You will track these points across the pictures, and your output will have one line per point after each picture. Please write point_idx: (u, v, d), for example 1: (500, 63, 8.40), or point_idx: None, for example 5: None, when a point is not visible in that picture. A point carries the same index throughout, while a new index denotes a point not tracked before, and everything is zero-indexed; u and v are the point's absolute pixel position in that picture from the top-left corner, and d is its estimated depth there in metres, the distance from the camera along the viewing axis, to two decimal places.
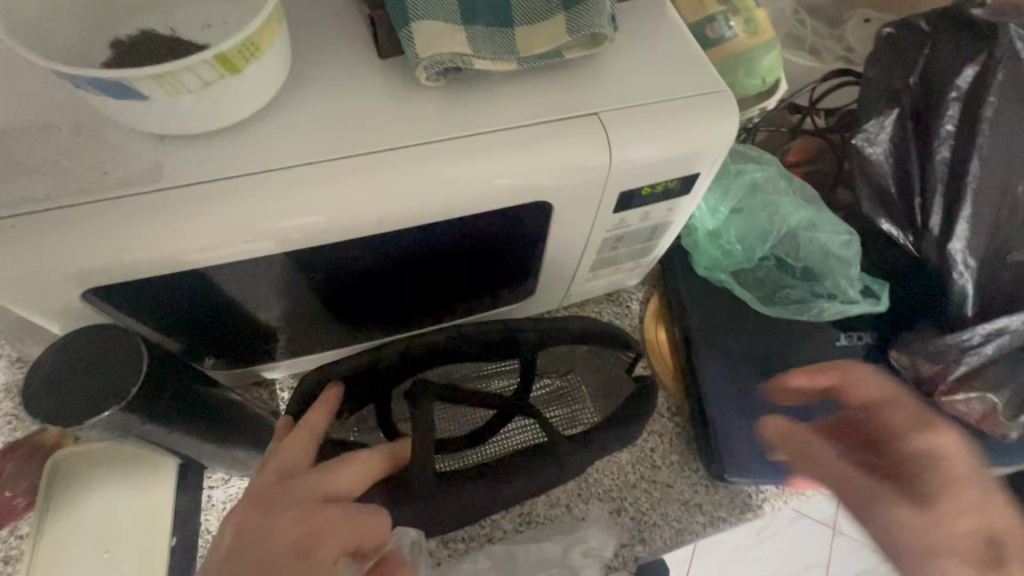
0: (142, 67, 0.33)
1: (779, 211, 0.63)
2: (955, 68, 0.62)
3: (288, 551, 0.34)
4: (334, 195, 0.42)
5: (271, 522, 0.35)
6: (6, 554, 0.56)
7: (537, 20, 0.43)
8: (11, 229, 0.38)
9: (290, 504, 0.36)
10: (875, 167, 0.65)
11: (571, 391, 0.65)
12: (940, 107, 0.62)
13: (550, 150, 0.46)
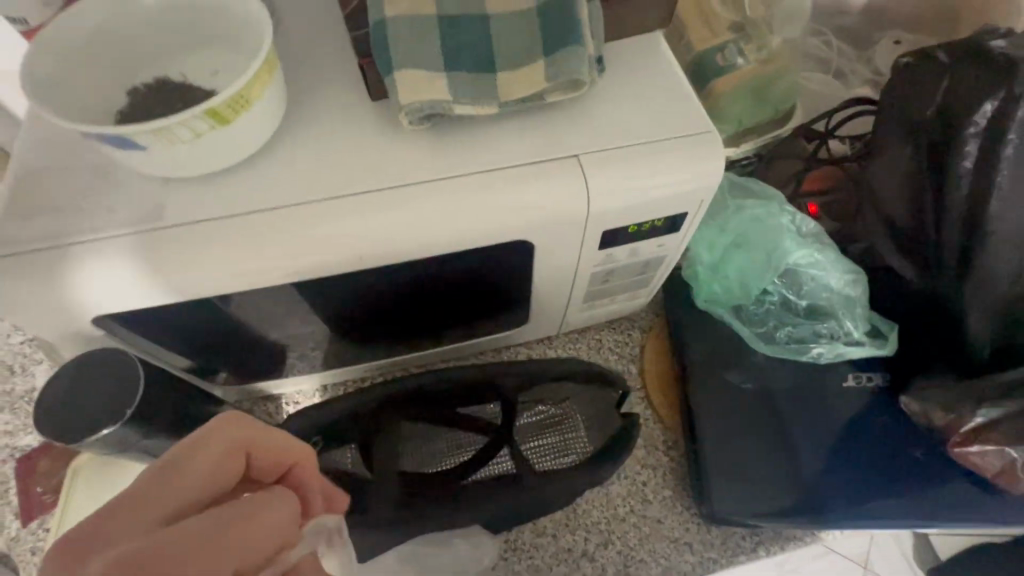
0: (140, 123, 0.37)
1: (783, 247, 0.61)
2: (979, 103, 0.57)
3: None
4: (322, 235, 0.45)
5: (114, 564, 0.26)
6: (36, 544, 0.62)
7: (518, 66, 0.44)
8: (31, 262, 0.43)
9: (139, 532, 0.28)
10: (886, 203, 0.64)
11: (565, 420, 0.66)
12: (961, 143, 0.57)
13: (531, 191, 0.47)
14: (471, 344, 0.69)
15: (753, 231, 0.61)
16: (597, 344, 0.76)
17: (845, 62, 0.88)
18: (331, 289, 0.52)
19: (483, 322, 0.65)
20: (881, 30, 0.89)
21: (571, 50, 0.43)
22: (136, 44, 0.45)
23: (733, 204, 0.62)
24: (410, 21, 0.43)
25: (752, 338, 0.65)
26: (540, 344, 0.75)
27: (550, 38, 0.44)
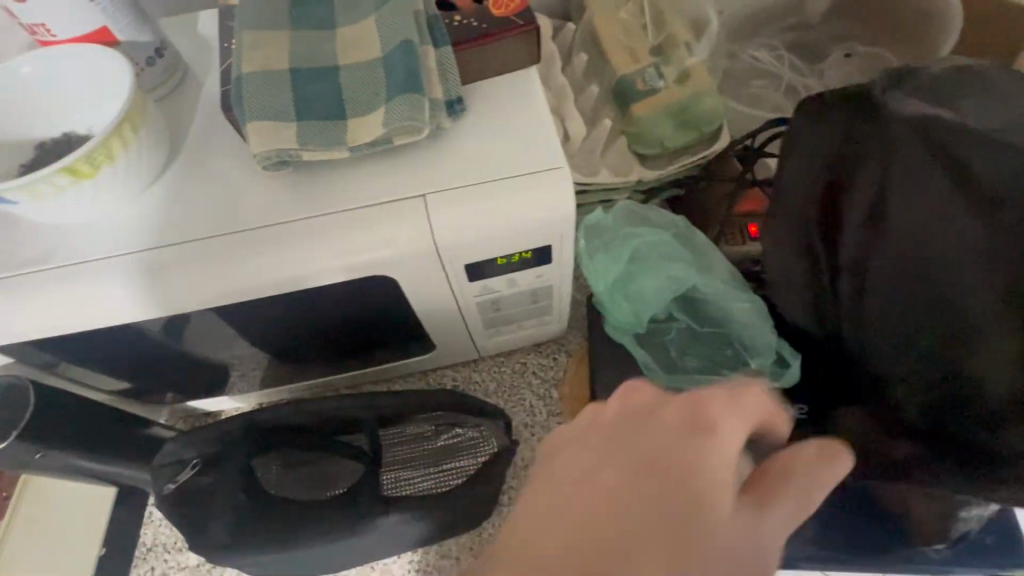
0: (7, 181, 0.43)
1: (674, 273, 0.59)
2: (877, 151, 0.45)
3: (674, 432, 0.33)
4: (188, 276, 0.48)
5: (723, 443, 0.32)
6: None
7: (364, 111, 0.46)
8: None
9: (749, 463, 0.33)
10: (784, 263, 0.54)
11: (475, 440, 0.60)
12: (855, 206, 0.46)
13: (387, 228, 0.49)
14: (390, 367, 0.71)
15: (644, 259, 0.60)
16: (522, 368, 0.75)
17: (796, 76, 0.84)
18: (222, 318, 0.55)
19: (394, 346, 0.67)
20: (834, 43, 0.85)
21: (411, 97, 0.45)
22: (39, 106, 0.49)
23: (624, 232, 0.61)
24: (265, 75, 0.47)
25: (652, 364, 0.63)
26: (467, 366, 0.76)
27: (393, 87, 0.46)
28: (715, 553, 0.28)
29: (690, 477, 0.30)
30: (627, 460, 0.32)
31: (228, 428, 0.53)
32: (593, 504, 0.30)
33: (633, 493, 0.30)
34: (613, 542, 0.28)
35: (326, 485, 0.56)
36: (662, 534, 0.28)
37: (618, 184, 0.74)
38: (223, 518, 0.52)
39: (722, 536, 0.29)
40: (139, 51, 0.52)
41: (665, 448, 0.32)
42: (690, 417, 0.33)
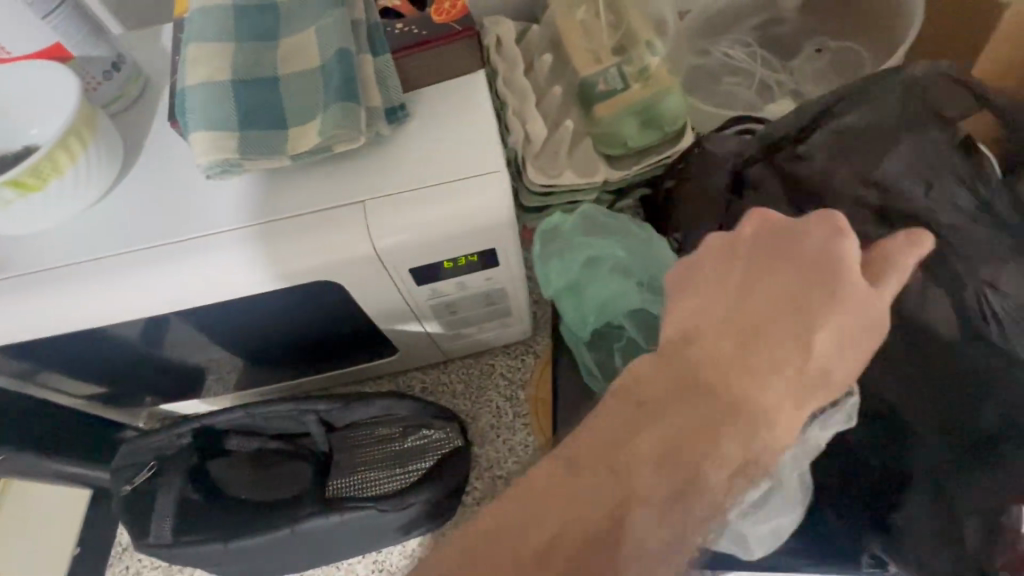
0: None
1: (623, 282, 0.60)
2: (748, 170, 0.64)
3: (773, 272, 0.37)
4: (134, 283, 0.49)
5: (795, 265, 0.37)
6: None
7: (304, 121, 0.48)
8: None
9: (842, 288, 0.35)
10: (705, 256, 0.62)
11: (430, 445, 0.59)
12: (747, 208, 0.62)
13: (328, 234, 0.49)
14: (344, 372, 0.70)
15: (594, 266, 0.61)
16: (490, 370, 0.74)
17: (769, 72, 0.83)
18: (184, 326, 0.56)
19: (357, 352, 0.67)
20: (806, 38, 0.84)
21: (348, 105, 0.46)
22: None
23: (578, 239, 0.62)
24: (209, 87, 0.48)
25: (594, 371, 0.63)
26: (436, 368, 0.75)
27: (331, 95, 0.47)
28: (866, 329, 0.35)
29: (842, 277, 0.35)
30: (787, 270, 0.36)
31: (183, 431, 0.56)
32: (755, 316, 0.35)
33: (790, 301, 0.35)
34: (783, 346, 0.34)
35: (277, 492, 0.57)
36: (818, 333, 0.35)
37: (584, 185, 0.73)
38: (167, 517, 0.54)
39: (866, 317, 0.35)
40: (94, 67, 0.53)
41: (814, 253, 0.36)
42: (830, 226, 0.37)
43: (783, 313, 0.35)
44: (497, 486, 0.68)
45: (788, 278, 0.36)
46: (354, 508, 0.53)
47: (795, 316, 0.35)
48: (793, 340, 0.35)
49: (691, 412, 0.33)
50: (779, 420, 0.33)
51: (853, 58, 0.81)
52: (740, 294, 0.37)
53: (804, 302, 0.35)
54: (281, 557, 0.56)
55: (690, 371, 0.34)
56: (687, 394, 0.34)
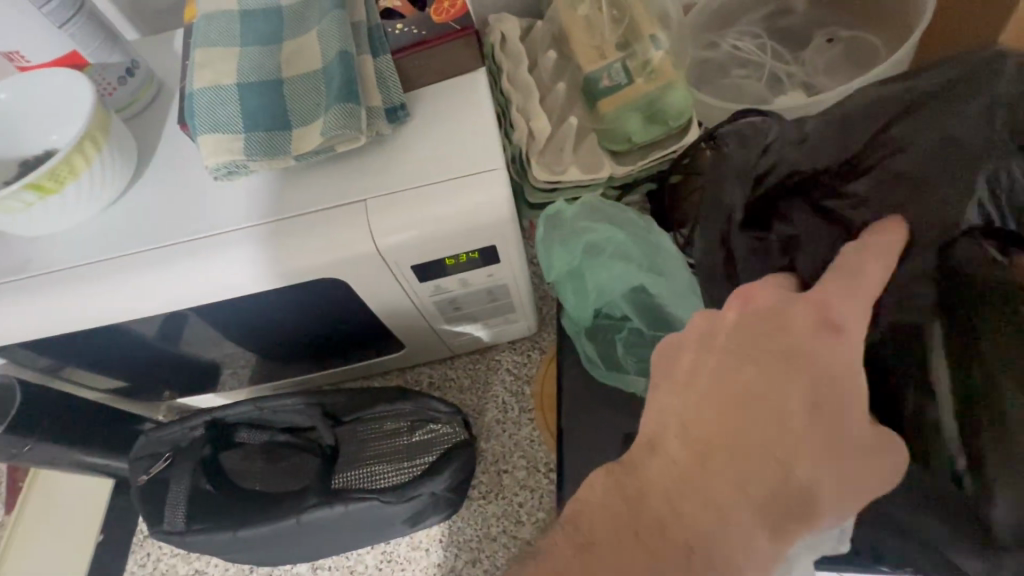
0: None
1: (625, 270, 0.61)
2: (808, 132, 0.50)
3: (751, 358, 0.34)
4: (147, 282, 0.51)
5: (777, 347, 0.34)
6: None
7: (306, 123, 0.49)
8: None
9: (819, 385, 0.32)
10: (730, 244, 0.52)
11: (434, 441, 0.59)
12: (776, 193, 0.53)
13: (331, 232, 0.50)
14: (354, 367, 0.71)
15: (595, 253, 0.62)
16: (495, 365, 0.75)
17: (779, 64, 0.82)
18: (197, 323, 0.58)
19: (365, 348, 0.68)
20: (817, 28, 0.83)
21: (348, 106, 0.47)
22: (17, 126, 0.53)
23: (579, 226, 0.63)
24: (215, 91, 0.50)
25: (597, 360, 0.64)
26: (443, 363, 0.76)
27: (332, 96, 0.48)
28: (851, 446, 0.32)
29: (824, 383, 0.32)
30: (767, 368, 0.33)
31: (197, 423, 0.59)
32: (724, 432, 0.33)
33: (764, 410, 0.32)
34: (756, 468, 0.32)
35: (287, 485, 0.58)
36: (795, 453, 0.32)
37: (588, 181, 0.73)
38: (180, 505, 0.56)
39: (848, 427, 0.32)
40: (109, 72, 0.55)
41: (796, 348, 0.33)
42: (822, 316, 0.34)
43: (760, 409, 0.32)
44: (502, 479, 0.69)
45: (773, 368, 0.33)
46: (356, 499, 0.55)
47: (770, 417, 0.32)
48: (767, 445, 0.32)
49: (644, 542, 0.31)
50: (747, 554, 0.31)
51: (866, 47, 0.79)
52: (714, 389, 0.34)
53: (780, 400, 0.32)
54: (292, 544, 0.58)
55: (645, 493, 0.32)
56: (640, 522, 0.32)
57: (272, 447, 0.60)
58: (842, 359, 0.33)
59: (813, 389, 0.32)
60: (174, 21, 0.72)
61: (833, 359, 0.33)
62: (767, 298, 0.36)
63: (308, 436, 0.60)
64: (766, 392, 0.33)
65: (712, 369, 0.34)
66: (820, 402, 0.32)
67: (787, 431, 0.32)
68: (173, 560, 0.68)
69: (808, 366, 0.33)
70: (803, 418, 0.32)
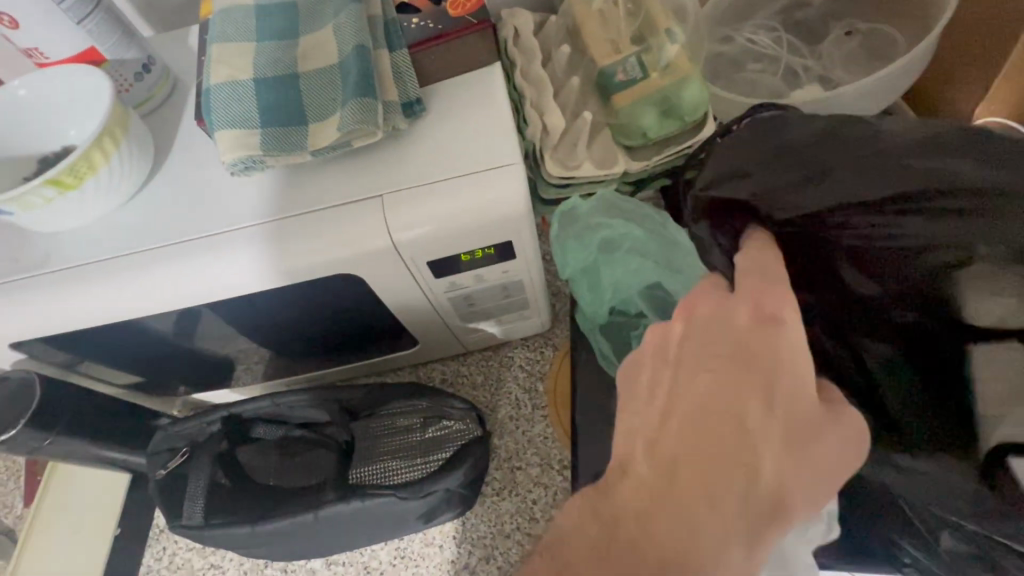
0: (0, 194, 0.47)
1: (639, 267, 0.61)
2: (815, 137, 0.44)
3: (701, 361, 0.34)
4: (164, 278, 0.51)
5: (722, 343, 0.35)
6: (13, 523, 0.72)
7: (323, 118, 0.49)
8: None
9: (772, 373, 0.33)
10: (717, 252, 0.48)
11: (443, 438, 0.59)
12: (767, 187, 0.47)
13: (347, 228, 0.50)
14: (365, 364, 0.72)
15: (609, 249, 0.62)
16: (508, 362, 0.75)
17: (796, 57, 0.81)
18: (214, 318, 0.58)
19: (378, 344, 0.68)
20: (834, 21, 0.81)
21: (365, 101, 0.47)
22: (34, 122, 0.54)
23: (593, 222, 0.62)
24: (231, 86, 0.50)
25: (611, 356, 0.65)
26: (456, 359, 0.76)
27: (348, 91, 0.48)
28: (809, 431, 0.32)
29: (771, 371, 0.33)
30: (719, 369, 0.34)
31: (213, 418, 0.59)
32: (683, 434, 0.32)
33: (724, 409, 0.32)
34: (721, 469, 0.30)
35: (299, 481, 0.58)
36: (756, 448, 0.31)
37: (601, 177, 0.73)
38: (199, 499, 0.57)
39: (806, 413, 0.32)
40: (126, 69, 0.55)
41: (740, 345, 0.34)
42: (757, 311, 0.35)
43: (720, 408, 0.32)
44: (516, 476, 0.69)
45: (724, 367, 0.34)
46: (373, 495, 0.55)
47: (731, 414, 0.32)
48: (731, 443, 0.31)
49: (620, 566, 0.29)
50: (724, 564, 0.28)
51: (885, 39, 0.78)
52: (671, 397, 0.34)
53: (739, 396, 0.32)
54: (306, 539, 0.58)
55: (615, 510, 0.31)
56: (613, 544, 0.29)
57: (282, 443, 0.60)
58: (782, 344, 0.34)
59: (766, 378, 0.33)
60: (192, 18, 0.72)
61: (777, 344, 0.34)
62: (707, 302, 0.37)
63: (312, 435, 0.60)
64: (723, 392, 0.33)
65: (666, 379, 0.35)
66: (776, 391, 0.32)
67: (748, 424, 0.31)
68: (189, 553, 0.69)
69: (758, 358, 0.33)
70: (763, 410, 0.32)
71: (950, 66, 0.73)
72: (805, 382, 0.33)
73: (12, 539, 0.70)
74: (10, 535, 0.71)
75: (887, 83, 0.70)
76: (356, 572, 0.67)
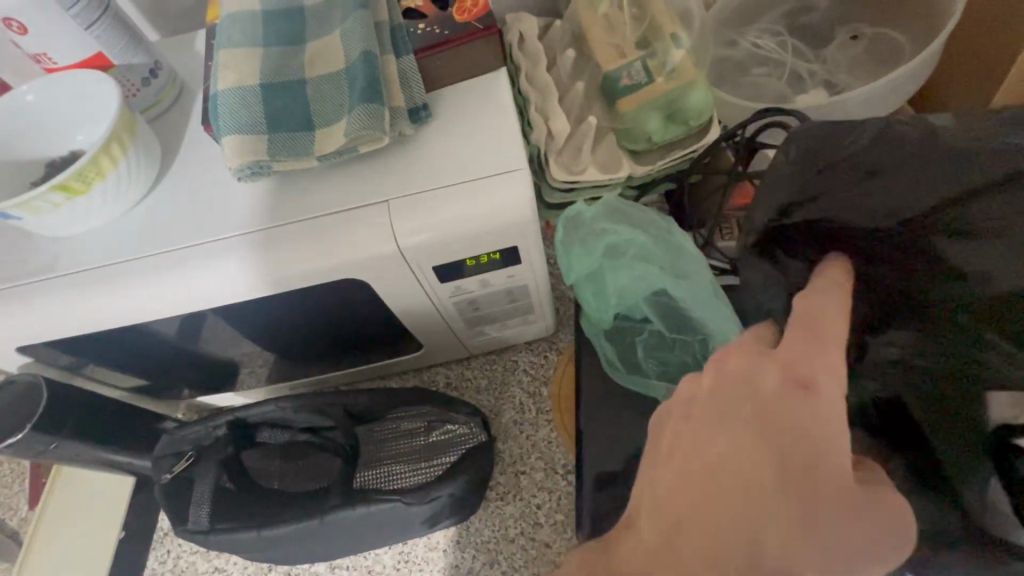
0: (9, 199, 0.47)
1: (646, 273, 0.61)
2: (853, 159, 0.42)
3: (720, 425, 0.34)
4: (171, 283, 0.51)
5: (746, 408, 0.34)
6: (18, 525, 0.72)
7: (329, 124, 0.49)
8: None
9: (792, 446, 0.31)
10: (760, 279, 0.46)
11: (441, 446, 0.60)
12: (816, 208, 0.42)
13: (354, 234, 0.50)
14: (370, 367, 0.72)
15: (613, 254, 0.62)
16: (512, 366, 0.75)
17: (801, 62, 0.81)
18: (219, 322, 0.58)
19: (383, 347, 0.68)
20: (839, 25, 0.81)
21: (372, 107, 0.47)
22: (42, 127, 0.54)
23: (599, 228, 0.63)
24: (239, 91, 0.50)
25: (614, 361, 0.65)
26: (460, 363, 0.76)
27: (355, 97, 0.48)
28: (830, 512, 0.30)
29: (794, 442, 0.31)
30: (740, 433, 0.33)
31: (219, 423, 0.59)
32: (690, 498, 0.32)
33: (735, 482, 0.31)
34: (724, 540, 0.30)
35: (306, 486, 0.59)
36: (764, 523, 0.30)
37: (606, 181, 0.73)
38: (205, 504, 0.57)
39: (829, 496, 0.30)
40: (134, 73, 0.55)
41: (765, 410, 0.33)
42: (789, 373, 0.33)
43: (730, 480, 0.32)
44: (520, 481, 0.69)
45: (741, 436, 0.33)
46: (379, 500, 0.54)
47: (741, 486, 0.31)
48: (737, 518, 0.30)
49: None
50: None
51: (890, 44, 0.78)
52: (684, 462, 0.34)
53: (752, 468, 0.32)
54: (311, 543, 0.58)
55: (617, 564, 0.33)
56: None
57: (287, 448, 0.61)
58: (811, 414, 0.32)
59: (787, 452, 0.31)
60: (200, 20, 0.72)
61: (804, 414, 0.32)
62: (741, 357, 0.36)
63: (316, 442, 0.61)
64: (737, 463, 0.32)
65: (685, 441, 0.35)
66: (796, 465, 0.31)
67: (759, 500, 0.31)
68: (194, 556, 0.70)
69: (780, 430, 0.32)
70: (777, 486, 0.31)
71: (955, 71, 0.73)
72: (832, 462, 0.31)
73: (17, 541, 0.71)
74: (15, 537, 0.71)
75: (893, 88, 0.70)
76: None
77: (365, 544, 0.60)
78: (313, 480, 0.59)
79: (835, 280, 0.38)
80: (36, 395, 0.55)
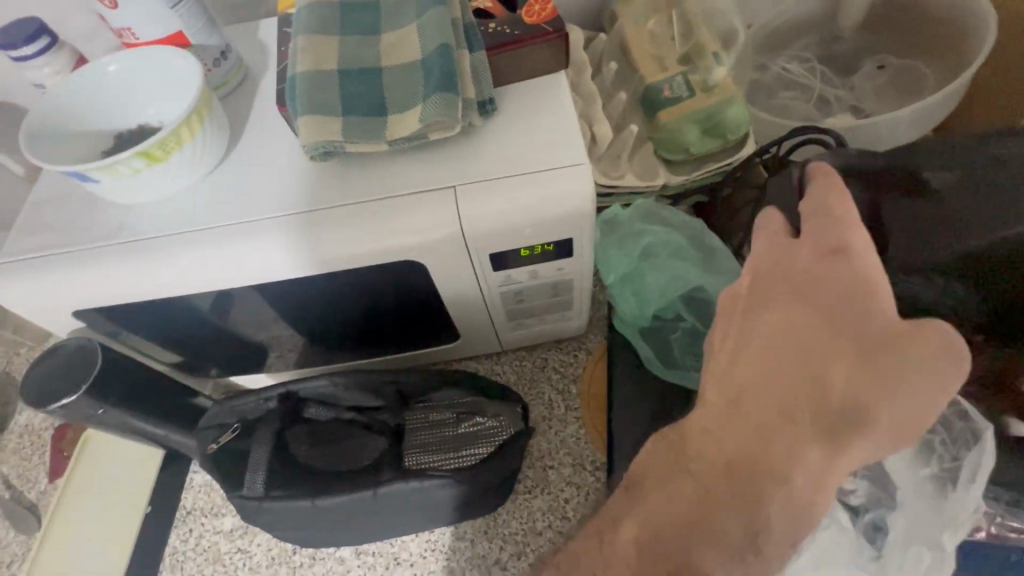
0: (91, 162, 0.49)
1: (681, 272, 0.65)
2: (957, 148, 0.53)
3: (758, 309, 0.38)
4: (235, 252, 0.52)
5: (774, 291, 0.38)
6: (37, 497, 0.71)
7: (402, 111, 0.51)
8: (24, 267, 0.54)
9: (822, 308, 0.35)
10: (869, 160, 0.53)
11: (466, 438, 0.59)
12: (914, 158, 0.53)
13: (415, 219, 0.52)
14: (405, 357, 0.73)
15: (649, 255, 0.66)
16: (542, 363, 0.76)
17: (828, 87, 0.85)
18: (261, 299, 0.59)
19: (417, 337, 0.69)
20: (865, 56, 0.86)
21: (446, 97, 0.50)
22: (116, 100, 0.56)
23: (635, 229, 0.67)
24: (317, 74, 0.52)
25: (653, 359, 0.66)
26: (491, 358, 0.77)
27: (431, 86, 0.50)
28: (882, 353, 0.33)
29: (833, 304, 0.35)
30: (788, 309, 0.36)
31: (270, 396, 0.61)
32: (744, 375, 0.36)
33: (783, 347, 0.36)
34: (790, 397, 0.35)
35: (343, 470, 0.58)
36: (826, 377, 0.34)
37: (643, 188, 0.75)
38: (259, 471, 0.57)
39: (875, 338, 0.34)
40: (208, 54, 0.58)
41: (806, 281, 0.36)
42: (822, 246, 0.37)
43: (777, 348, 0.36)
44: (549, 474, 0.70)
45: (773, 313, 0.37)
46: (431, 475, 0.56)
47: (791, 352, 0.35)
48: (790, 376, 0.35)
49: (692, 482, 0.36)
50: (796, 470, 0.34)
51: (913, 75, 0.82)
52: (734, 349, 0.38)
53: (797, 336, 0.35)
54: (348, 519, 0.58)
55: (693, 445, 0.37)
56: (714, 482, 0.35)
57: (320, 434, 0.60)
58: (852, 276, 0.35)
59: (823, 313, 0.35)
60: (257, 8, 0.74)
61: (827, 276, 0.36)
62: (771, 254, 0.39)
63: (350, 424, 0.60)
64: (780, 333, 0.36)
65: (731, 333, 0.39)
66: (835, 319, 0.35)
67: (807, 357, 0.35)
68: (217, 536, 0.70)
69: (811, 298, 0.36)
70: (821, 344, 0.35)
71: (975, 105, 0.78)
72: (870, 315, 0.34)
73: (36, 513, 0.69)
74: (34, 509, 0.70)
75: (924, 113, 0.73)
76: (385, 562, 0.68)
77: (396, 523, 0.61)
78: (342, 471, 0.58)
79: (835, 179, 0.39)
80: (91, 359, 0.57)
